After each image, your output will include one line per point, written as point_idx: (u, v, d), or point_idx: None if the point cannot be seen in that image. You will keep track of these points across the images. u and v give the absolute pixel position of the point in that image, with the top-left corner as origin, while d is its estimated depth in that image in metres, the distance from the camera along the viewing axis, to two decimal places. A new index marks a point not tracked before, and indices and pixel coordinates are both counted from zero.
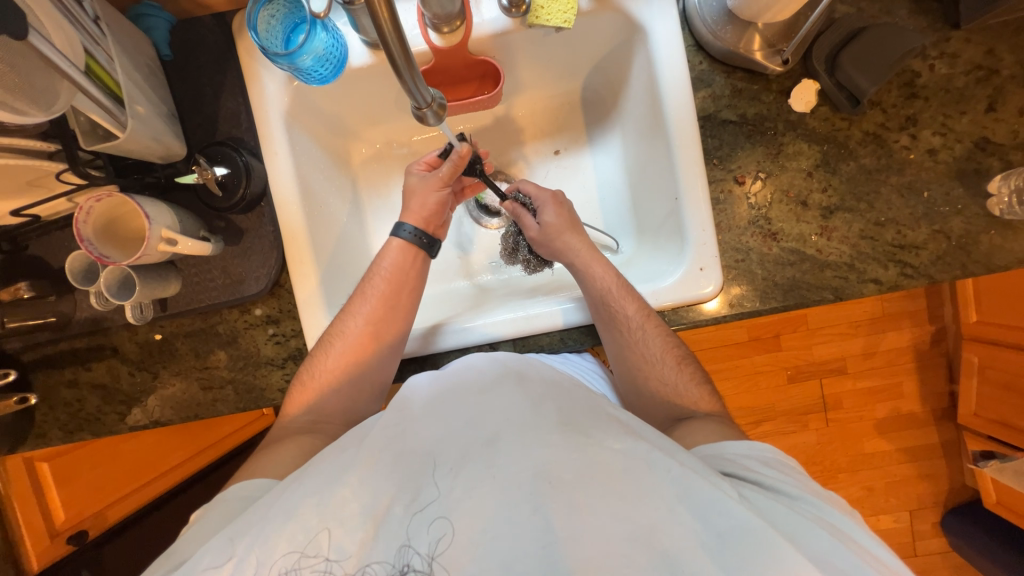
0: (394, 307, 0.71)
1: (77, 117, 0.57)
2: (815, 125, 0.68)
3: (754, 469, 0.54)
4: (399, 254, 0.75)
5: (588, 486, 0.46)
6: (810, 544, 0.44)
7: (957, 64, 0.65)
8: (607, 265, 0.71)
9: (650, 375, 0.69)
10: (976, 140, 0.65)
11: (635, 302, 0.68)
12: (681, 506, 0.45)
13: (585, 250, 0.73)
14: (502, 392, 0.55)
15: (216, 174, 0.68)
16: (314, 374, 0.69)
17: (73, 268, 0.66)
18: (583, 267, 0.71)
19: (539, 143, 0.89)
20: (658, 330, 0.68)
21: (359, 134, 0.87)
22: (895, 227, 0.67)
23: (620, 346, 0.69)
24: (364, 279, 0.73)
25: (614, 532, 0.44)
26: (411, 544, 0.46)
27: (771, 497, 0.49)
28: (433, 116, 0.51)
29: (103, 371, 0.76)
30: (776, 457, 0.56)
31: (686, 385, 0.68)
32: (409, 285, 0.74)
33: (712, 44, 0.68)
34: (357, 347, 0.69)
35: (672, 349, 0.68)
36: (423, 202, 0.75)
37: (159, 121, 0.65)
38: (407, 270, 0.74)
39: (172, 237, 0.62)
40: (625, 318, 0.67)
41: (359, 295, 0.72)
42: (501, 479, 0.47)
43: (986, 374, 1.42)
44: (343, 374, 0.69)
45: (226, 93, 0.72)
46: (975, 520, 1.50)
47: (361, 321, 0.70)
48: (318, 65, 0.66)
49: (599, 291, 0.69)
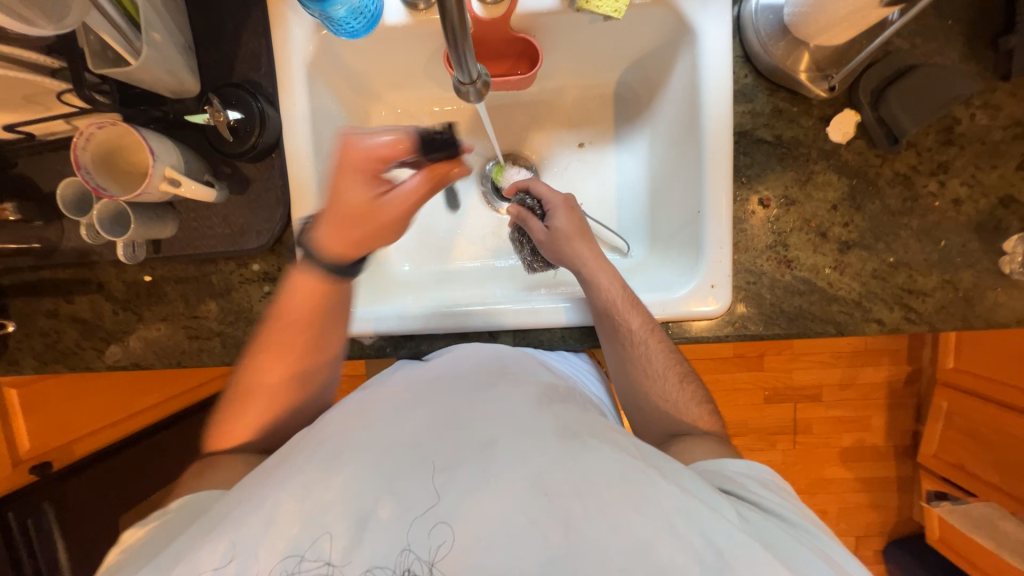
0: (317, 341, 0.65)
1: (87, 35, 0.53)
2: (848, 158, 0.66)
3: (750, 488, 0.54)
4: (306, 292, 0.63)
5: (588, 494, 0.46)
6: (808, 571, 0.44)
7: (998, 117, 0.64)
8: (614, 276, 0.69)
9: (652, 390, 0.69)
10: (1001, 196, 0.65)
11: (639, 315, 0.66)
12: (680, 521, 0.45)
13: (593, 259, 0.70)
14: (499, 396, 0.55)
15: (229, 118, 0.65)
16: (233, 423, 0.64)
17: (65, 195, 0.63)
18: (589, 277, 0.69)
19: (562, 133, 0.87)
20: (661, 346, 0.67)
21: (380, 95, 0.83)
22: (907, 271, 0.67)
23: (624, 361, 0.68)
24: (275, 317, 0.64)
25: (612, 546, 0.43)
26: (412, 548, 0.44)
27: (771, 521, 0.49)
28: (475, 94, 0.48)
29: (85, 306, 0.73)
30: (774, 480, 0.56)
31: (687, 403, 0.68)
32: (329, 320, 0.65)
33: (760, 58, 0.66)
34: (287, 385, 0.65)
35: (674, 366, 0.68)
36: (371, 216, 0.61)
37: (175, 52, 0.60)
38: (326, 304, 0.64)
39: (176, 177, 0.59)
40: (629, 332, 0.66)
41: (278, 342, 0.64)
42: (498, 489, 0.46)
43: (953, 420, 1.47)
44: (273, 418, 0.65)
45: (248, 32, 0.67)
46: (915, 552, 1.57)
47: (279, 375, 0.65)
48: (351, 17, 0.62)
49: (604, 302, 0.67)
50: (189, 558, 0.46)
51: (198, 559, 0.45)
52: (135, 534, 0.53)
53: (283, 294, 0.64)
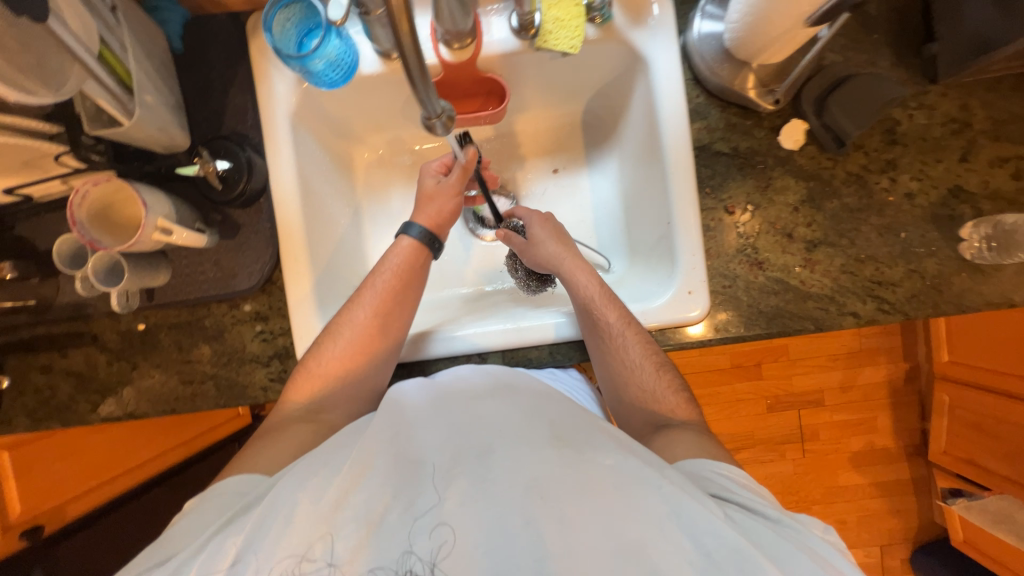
0: (400, 302, 0.70)
1: (84, 101, 0.57)
2: (803, 162, 0.71)
3: (733, 490, 0.54)
4: (409, 252, 0.73)
5: (579, 498, 0.46)
6: (795, 571, 0.44)
7: (935, 116, 0.69)
8: (592, 274, 0.73)
9: (633, 381, 0.68)
10: (950, 187, 0.69)
11: (616, 309, 0.69)
12: (671, 523, 0.45)
13: (573, 257, 0.74)
14: (495, 405, 0.55)
15: (218, 168, 0.68)
16: (319, 362, 0.66)
17: (62, 251, 0.66)
18: (569, 274, 0.73)
19: (537, 162, 0.92)
20: (639, 338, 0.68)
21: (362, 138, 0.88)
22: (874, 264, 0.70)
23: (600, 353, 0.69)
24: (371, 272, 0.72)
25: (602, 548, 0.44)
26: (413, 550, 0.45)
27: (756, 521, 0.49)
28: (442, 126, 0.50)
29: (79, 359, 0.74)
30: (752, 483, 0.56)
31: (664, 391, 0.68)
32: (416, 282, 0.72)
33: (709, 80, 0.71)
34: (363, 339, 0.67)
35: (650, 356, 0.68)
36: (440, 208, 0.75)
37: (166, 112, 0.65)
38: (416, 268, 0.73)
39: (168, 227, 0.62)
40: (607, 325, 0.68)
41: (367, 287, 0.70)
42: (494, 493, 0.47)
43: (958, 415, 1.46)
44: (352, 362, 0.67)
45: (235, 89, 0.72)
46: (942, 557, 1.52)
47: (368, 313, 0.68)
48: (329, 70, 0.67)
49: (583, 298, 0.71)
50: (200, 561, 0.46)
51: (215, 555, 0.46)
52: (178, 517, 0.54)
53: (380, 263, 0.72)
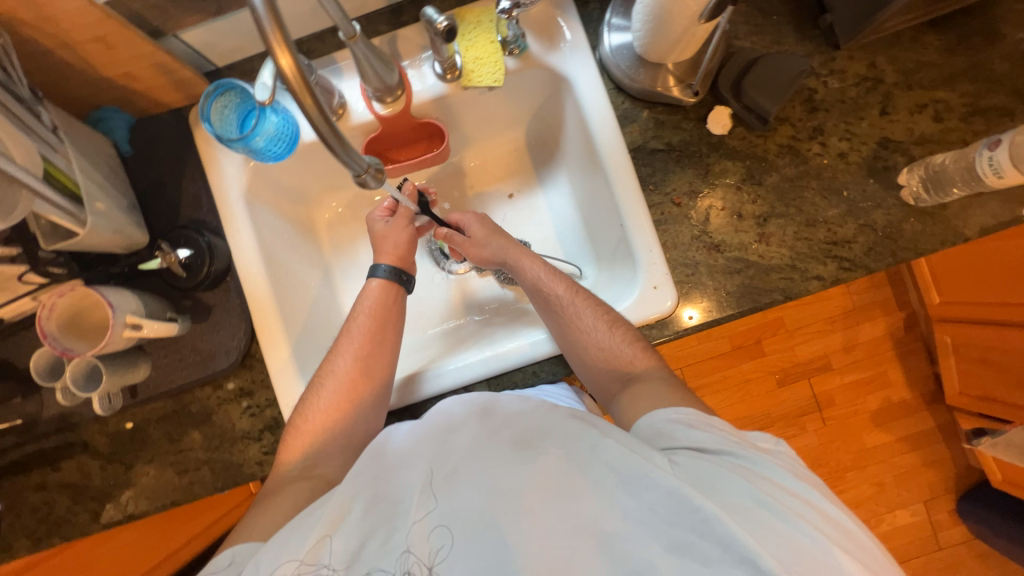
0: (381, 343, 0.71)
1: (38, 220, 0.60)
2: (735, 144, 0.74)
3: (680, 434, 0.53)
4: (380, 293, 0.74)
5: (538, 488, 0.48)
6: (732, 500, 0.46)
7: (847, 78, 0.73)
8: (535, 257, 0.74)
9: (588, 343, 0.66)
10: (878, 141, 0.72)
11: (563, 282, 0.70)
12: (620, 491, 0.47)
13: (513, 245, 0.75)
14: (455, 421, 0.56)
15: (180, 257, 0.71)
16: (308, 417, 0.67)
17: (39, 366, 0.67)
18: (514, 262, 0.75)
19: (492, 189, 0.95)
20: (588, 302, 0.68)
21: (320, 200, 0.91)
22: (825, 226, 0.72)
23: (560, 329, 0.68)
24: (348, 319, 0.73)
25: (560, 528, 0.46)
26: (411, 551, 0.48)
27: (705, 460, 0.50)
28: (373, 180, 0.52)
29: (73, 470, 0.74)
30: (699, 416, 0.54)
31: (620, 345, 0.65)
32: (393, 323, 0.73)
33: (630, 86, 0.75)
34: (349, 385, 0.68)
35: (603, 314, 0.67)
36: (396, 241, 0.76)
37: (120, 214, 0.67)
38: (391, 307, 0.74)
39: (137, 321, 0.63)
40: (558, 299, 0.69)
41: (345, 334, 0.71)
42: (461, 506, 0.49)
43: (962, 352, 1.44)
44: (342, 408, 0.67)
45: (186, 179, 0.75)
46: (987, 501, 1.47)
47: (350, 359, 0.69)
48: (271, 145, 0.70)
49: (532, 281, 0.73)
50: None
51: None
52: None
53: (357, 307, 0.73)
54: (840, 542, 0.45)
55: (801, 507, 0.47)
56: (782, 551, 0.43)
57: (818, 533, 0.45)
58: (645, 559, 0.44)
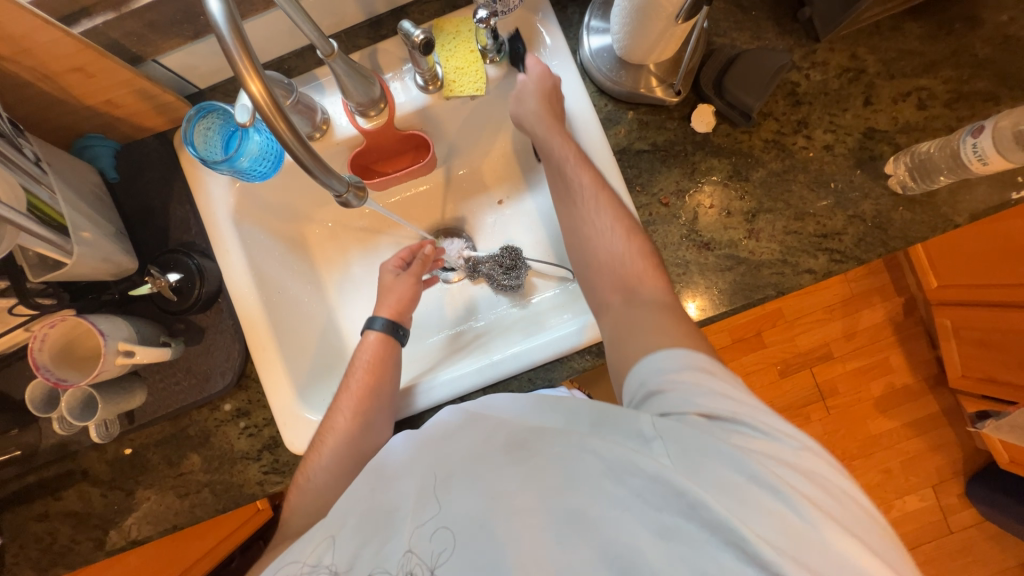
0: (378, 397, 0.69)
1: (25, 254, 0.60)
2: (720, 141, 0.74)
3: (685, 392, 0.47)
4: (376, 346, 0.72)
5: (530, 489, 0.47)
6: (727, 479, 0.42)
7: (829, 70, 0.73)
8: (566, 135, 0.69)
9: (598, 244, 0.64)
10: (863, 131, 0.72)
11: (589, 171, 0.67)
12: (608, 481, 0.45)
13: (559, 138, 0.69)
14: (451, 429, 0.56)
15: (170, 281, 0.71)
16: (308, 474, 0.66)
17: (33, 397, 0.66)
18: (544, 136, 0.69)
19: (481, 197, 0.95)
20: (612, 205, 0.65)
21: (310, 217, 0.90)
22: (814, 219, 0.72)
23: (576, 221, 0.67)
24: (346, 374, 0.72)
25: (549, 525, 0.45)
26: (413, 551, 0.49)
27: (707, 429, 0.45)
28: (356, 199, 0.52)
29: (74, 498, 0.74)
30: (710, 369, 0.49)
31: (633, 257, 0.62)
32: (391, 376, 0.71)
33: (612, 89, 0.75)
34: (347, 442, 0.66)
35: (622, 221, 0.64)
36: (399, 296, 0.76)
37: (108, 242, 0.67)
38: (387, 360, 0.72)
39: (130, 348, 0.63)
40: (579, 187, 0.66)
41: (343, 390, 0.70)
42: (457, 511, 0.49)
43: (963, 334, 1.43)
44: (339, 464, 0.65)
45: (174, 203, 0.75)
46: (995, 483, 1.46)
47: (347, 416, 0.67)
48: (256, 164, 0.70)
49: (558, 159, 0.68)
50: None
51: None
52: None
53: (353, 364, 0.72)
54: (844, 520, 0.41)
55: (801, 483, 0.42)
56: (776, 533, 0.40)
57: (819, 512, 0.41)
58: (635, 548, 0.42)
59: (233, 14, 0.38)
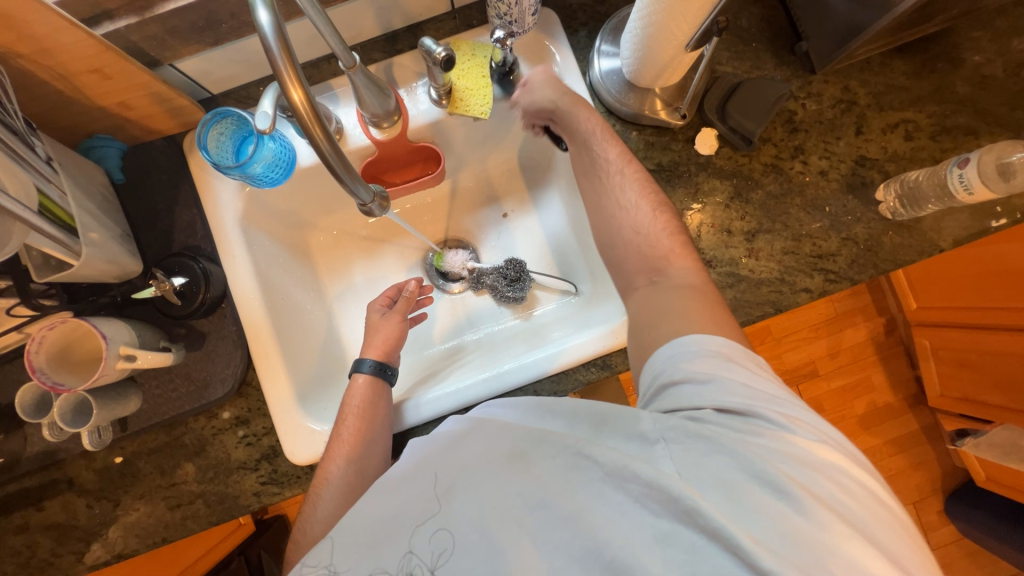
0: (372, 440, 0.67)
1: (29, 252, 0.58)
2: (722, 163, 0.77)
3: (690, 389, 0.50)
4: (366, 390, 0.71)
5: (531, 493, 0.47)
6: (730, 478, 0.44)
7: (823, 101, 0.77)
8: (593, 111, 0.71)
9: (625, 221, 0.67)
10: (855, 158, 0.76)
11: (616, 146, 0.70)
12: (608, 485, 0.46)
13: (580, 110, 0.71)
14: (453, 439, 0.56)
15: (175, 284, 0.69)
16: (306, 531, 0.63)
17: (23, 402, 0.64)
18: (570, 111, 0.71)
19: (486, 210, 0.96)
20: (636, 175, 0.69)
21: (315, 224, 0.90)
22: (810, 240, 0.75)
23: (601, 192, 0.70)
24: (335, 423, 0.69)
25: (550, 530, 0.45)
26: (414, 553, 0.48)
27: (715, 424, 0.47)
28: (378, 208, 0.54)
29: (57, 509, 0.71)
30: (720, 357, 0.51)
31: (659, 233, 0.66)
32: (384, 420, 0.70)
33: (620, 109, 0.77)
34: (346, 489, 0.64)
35: (648, 196, 0.68)
36: (387, 336, 0.76)
37: (113, 243, 0.66)
38: (379, 403, 0.71)
39: (131, 353, 0.62)
40: (606, 161, 0.70)
41: (334, 438, 0.68)
42: (459, 519, 0.48)
43: (941, 355, 1.48)
44: (337, 509, 0.63)
45: (181, 206, 0.75)
46: (973, 501, 1.50)
47: (343, 465, 0.65)
48: (268, 170, 0.70)
49: (585, 133, 0.71)
50: None
51: None
52: None
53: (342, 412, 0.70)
54: (847, 520, 0.42)
55: (807, 480, 0.43)
56: (774, 533, 0.41)
57: (818, 510, 0.42)
58: (629, 550, 0.43)
59: (280, 23, 0.39)
